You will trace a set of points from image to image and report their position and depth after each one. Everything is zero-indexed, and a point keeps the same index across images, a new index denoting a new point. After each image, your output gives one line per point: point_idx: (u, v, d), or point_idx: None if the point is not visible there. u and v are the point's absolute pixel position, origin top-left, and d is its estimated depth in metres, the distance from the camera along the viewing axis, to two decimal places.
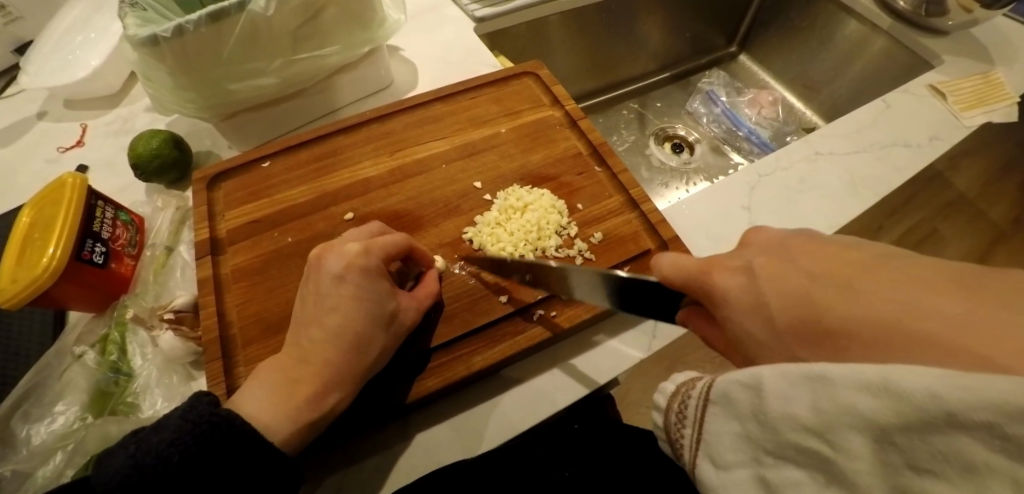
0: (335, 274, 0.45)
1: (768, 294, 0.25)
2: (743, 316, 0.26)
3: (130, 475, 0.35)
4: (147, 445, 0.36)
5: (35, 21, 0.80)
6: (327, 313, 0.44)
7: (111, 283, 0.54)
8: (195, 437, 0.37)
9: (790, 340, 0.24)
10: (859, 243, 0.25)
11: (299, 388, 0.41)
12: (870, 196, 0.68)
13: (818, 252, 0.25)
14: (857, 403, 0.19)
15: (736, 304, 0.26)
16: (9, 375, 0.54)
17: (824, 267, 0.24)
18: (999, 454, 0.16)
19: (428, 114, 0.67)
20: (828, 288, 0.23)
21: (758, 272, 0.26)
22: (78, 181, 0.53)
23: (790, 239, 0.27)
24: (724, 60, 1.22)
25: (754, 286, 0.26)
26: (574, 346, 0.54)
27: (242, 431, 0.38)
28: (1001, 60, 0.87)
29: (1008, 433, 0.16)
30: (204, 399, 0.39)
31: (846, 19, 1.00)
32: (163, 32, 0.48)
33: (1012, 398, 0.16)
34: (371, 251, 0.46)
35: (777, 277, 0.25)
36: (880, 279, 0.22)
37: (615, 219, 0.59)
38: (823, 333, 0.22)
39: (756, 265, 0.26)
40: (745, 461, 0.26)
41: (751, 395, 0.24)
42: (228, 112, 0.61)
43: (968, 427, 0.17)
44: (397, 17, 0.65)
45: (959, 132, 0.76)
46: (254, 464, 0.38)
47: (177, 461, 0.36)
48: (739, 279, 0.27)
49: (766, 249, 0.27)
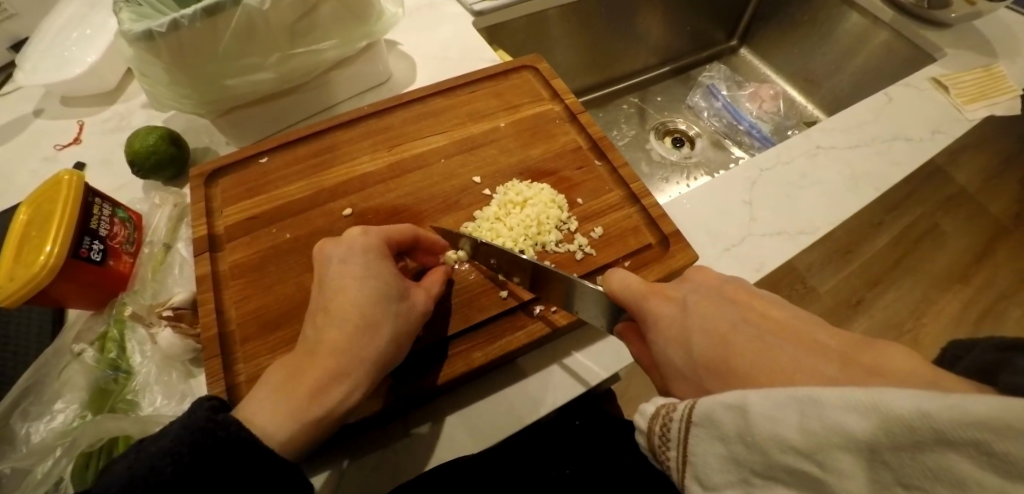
0: (339, 257, 0.46)
1: (692, 328, 0.33)
2: (665, 337, 0.34)
3: (119, 490, 0.32)
4: (144, 454, 0.34)
5: (30, 17, 0.79)
6: (334, 298, 0.44)
7: (110, 281, 0.53)
8: (191, 447, 0.35)
9: (703, 372, 0.31)
10: (776, 305, 0.32)
11: (302, 382, 0.41)
12: (871, 190, 0.67)
13: (744, 307, 0.32)
14: (845, 423, 0.21)
15: (664, 328, 0.35)
16: (8, 373, 0.54)
17: (750, 320, 0.31)
18: (989, 473, 0.18)
19: (426, 109, 0.66)
20: (745, 338, 0.30)
21: (689, 306, 0.34)
22: (75, 178, 0.52)
23: (725, 292, 0.34)
24: (725, 53, 1.21)
25: (682, 318, 0.34)
26: (573, 341, 0.55)
27: (239, 438, 0.37)
28: (1003, 53, 0.86)
29: (995, 450, 0.18)
30: (203, 405, 0.37)
31: (848, 12, 0.99)
32: (158, 27, 0.47)
33: (994, 415, 0.17)
34: (370, 231, 0.48)
35: (705, 319, 0.32)
36: (788, 340, 0.28)
37: (614, 214, 0.59)
38: (733, 365, 0.29)
39: (689, 300, 0.34)
40: (732, 481, 0.26)
41: (736, 416, 0.25)
42: (225, 108, 0.60)
43: (958, 444, 0.18)
44: (395, 11, 0.65)
45: (961, 126, 0.76)
46: (253, 473, 0.37)
47: (171, 473, 0.34)
48: (671, 310, 0.35)
49: (702, 293, 0.35)
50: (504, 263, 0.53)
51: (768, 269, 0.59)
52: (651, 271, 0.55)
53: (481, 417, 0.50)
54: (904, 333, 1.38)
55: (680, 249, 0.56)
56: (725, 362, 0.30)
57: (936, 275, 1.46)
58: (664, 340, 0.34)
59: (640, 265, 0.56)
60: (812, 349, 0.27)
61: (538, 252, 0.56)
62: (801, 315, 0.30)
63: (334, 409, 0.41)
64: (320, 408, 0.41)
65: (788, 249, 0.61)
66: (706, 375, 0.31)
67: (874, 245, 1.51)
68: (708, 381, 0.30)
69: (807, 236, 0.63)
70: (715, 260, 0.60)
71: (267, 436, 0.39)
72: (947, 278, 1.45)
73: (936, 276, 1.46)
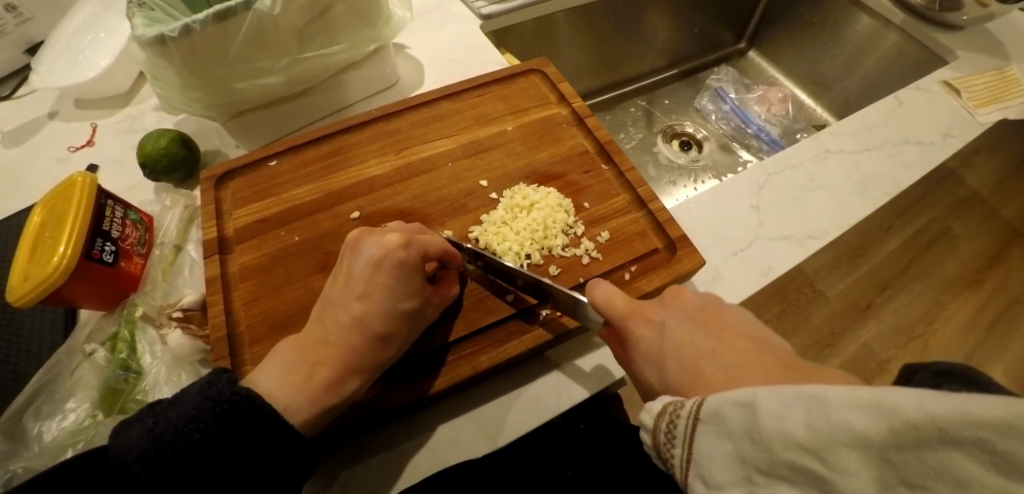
0: (372, 260, 0.45)
1: (667, 355, 0.33)
2: (645, 359, 0.35)
3: (148, 450, 0.34)
4: (166, 420, 0.35)
5: (45, 21, 0.80)
6: (355, 298, 0.44)
7: (121, 282, 0.54)
8: (215, 415, 0.36)
9: (676, 397, 0.32)
10: (751, 332, 0.33)
11: (320, 370, 0.41)
12: (880, 195, 0.67)
13: (721, 332, 0.33)
14: (852, 420, 0.21)
15: (644, 351, 0.35)
16: (22, 371, 0.55)
17: (720, 350, 0.32)
18: (990, 471, 0.18)
19: (435, 112, 0.66)
20: (718, 369, 0.31)
21: (666, 331, 0.35)
22: (88, 180, 0.53)
23: (699, 316, 0.35)
24: (734, 56, 1.20)
25: (660, 344, 0.34)
26: (581, 343, 0.55)
27: (262, 412, 0.37)
28: (1017, 56, 0.85)
29: (997, 449, 0.18)
30: (223, 377, 0.38)
31: (858, 14, 0.99)
32: (170, 31, 0.48)
33: (998, 416, 0.18)
34: (411, 243, 0.46)
35: (679, 346, 0.33)
36: (749, 373, 0.29)
37: (622, 218, 0.58)
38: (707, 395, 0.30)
39: (667, 323, 0.35)
40: (736, 480, 0.26)
41: (744, 414, 0.25)
42: (235, 111, 0.61)
43: (960, 442, 0.18)
44: (403, 15, 0.65)
45: (973, 129, 0.75)
46: (273, 449, 0.38)
47: (197, 438, 0.35)
48: (650, 334, 0.36)
49: (679, 317, 0.35)
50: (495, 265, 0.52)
51: (775, 273, 0.59)
52: (657, 275, 0.55)
53: (487, 419, 0.50)
54: (914, 338, 1.37)
55: (688, 253, 0.56)
56: (694, 390, 0.31)
57: (947, 280, 1.44)
58: (645, 362, 0.35)
59: (646, 270, 0.55)
60: (767, 382, 0.28)
61: (545, 255, 0.56)
62: (774, 350, 0.31)
63: (348, 399, 0.42)
64: (333, 399, 0.41)
65: (797, 253, 0.61)
66: (677, 400, 0.32)
67: (884, 249, 1.50)
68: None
69: (816, 240, 0.62)
70: (721, 264, 0.60)
71: (285, 410, 0.39)
72: (958, 282, 1.44)
73: (946, 281, 1.44)
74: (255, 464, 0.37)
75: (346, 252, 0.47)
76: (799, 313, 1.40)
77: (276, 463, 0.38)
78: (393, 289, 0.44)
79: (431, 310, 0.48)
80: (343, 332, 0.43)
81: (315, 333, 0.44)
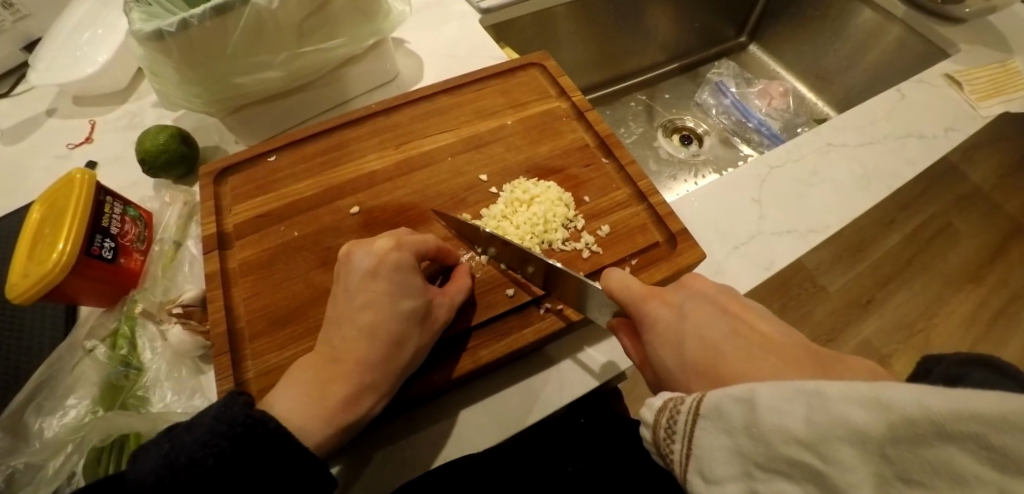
0: (366, 271, 0.45)
1: (687, 334, 0.33)
2: (660, 341, 0.35)
3: (163, 476, 0.35)
4: (180, 445, 0.35)
5: (43, 17, 0.80)
6: (359, 310, 0.44)
7: (121, 278, 0.54)
8: (229, 439, 0.36)
9: (693, 375, 0.32)
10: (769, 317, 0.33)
11: (319, 378, 0.41)
12: (882, 189, 0.66)
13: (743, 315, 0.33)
14: (849, 415, 0.21)
15: (661, 332, 0.35)
16: (23, 368, 0.55)
17: (738, 332, 0.32)
18: (986, 467, 0.18)
19: (433, 106, 0.66)
20: (735, 349, 0.31)
21: (684, 312, 0.35)
22: (87, 176, 0.53)
23: (718, 300, 0.35)
24: (734, 50, 1.20)
25: (679, 323, 0.34)
26: (580, 338, 0.54)
27: (277, 435, 0.37)
28: (1020, 49, 0.85)
29: (993, 443, 0.17)
30: (239, 399, 0.37)
31: (860, 7, 0.98)
32: (168, 26, 0.47)
33: (992, 411, 0.17)
34: (401, 244, 0.47)
35: (698, 326, 0.33)
36: (770, 356, 0.29)
37: (622, 212, 0.58)
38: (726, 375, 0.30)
39: (686, 306, 0.35)
40: (735, 475, 0.26)
41: (744, 409, 0.25)
42: (234, 107, 0.60)
43: (956, 437, 0.18)
44: (402, 9, 0.65)
45: (975, 123, 0.74)
46: (287, 467, 0.37)
47: (211, 464, 0.35)
48: (668, 314, 0.36)
49: (697, 300, 0.35)
50: (502, 254, 0.54)
51: (776, 267, 0.59)
52: (658, 269, 0.55)
53: (487, 414, 0.50)
54: (915, 333, 1.37)
55: (689, 247, 0.55)
56: (715, 370, 0.30)
57: (948, 275, 1.44)
58: (660, 343, 0.35)
59: (647, 264, 0.55)
60: (790, 362, 0.29)
61: (545, 250, 0.56)
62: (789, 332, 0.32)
63: (366, 416, 0.42)
64: (348, 416, 0.41)
65: (800, 247, 0.61)
66: (695, 378, 0.31)
67: (885, 244, 1.49)
68: (699, 387, 0.31)
69: (818, 234, 0.62)
70: (723, 259, 0.60)
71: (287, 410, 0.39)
72: (959, 277, 1.43)
73: (948, 275, 1.44)
74: (272, 479, 0.37)
75: (339, 268, 0.47)
76: (799, 309, 1.40)
77: (290, 473, 0.38)
78: (392, 286, 0.44)
79: (443, 313, 0.47)
80: (356, 343, 0.43)
81: (325, 351, 0.43)
